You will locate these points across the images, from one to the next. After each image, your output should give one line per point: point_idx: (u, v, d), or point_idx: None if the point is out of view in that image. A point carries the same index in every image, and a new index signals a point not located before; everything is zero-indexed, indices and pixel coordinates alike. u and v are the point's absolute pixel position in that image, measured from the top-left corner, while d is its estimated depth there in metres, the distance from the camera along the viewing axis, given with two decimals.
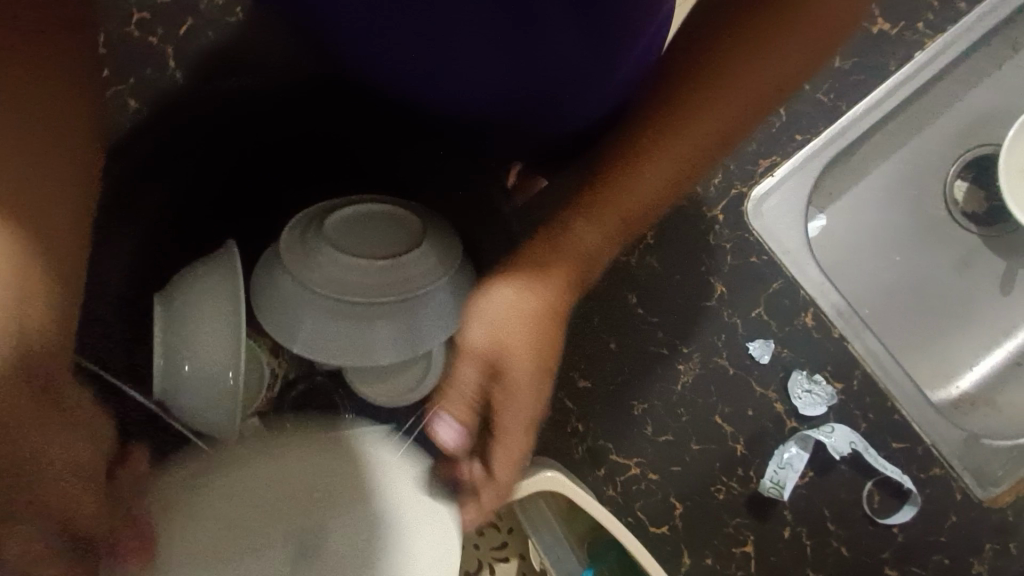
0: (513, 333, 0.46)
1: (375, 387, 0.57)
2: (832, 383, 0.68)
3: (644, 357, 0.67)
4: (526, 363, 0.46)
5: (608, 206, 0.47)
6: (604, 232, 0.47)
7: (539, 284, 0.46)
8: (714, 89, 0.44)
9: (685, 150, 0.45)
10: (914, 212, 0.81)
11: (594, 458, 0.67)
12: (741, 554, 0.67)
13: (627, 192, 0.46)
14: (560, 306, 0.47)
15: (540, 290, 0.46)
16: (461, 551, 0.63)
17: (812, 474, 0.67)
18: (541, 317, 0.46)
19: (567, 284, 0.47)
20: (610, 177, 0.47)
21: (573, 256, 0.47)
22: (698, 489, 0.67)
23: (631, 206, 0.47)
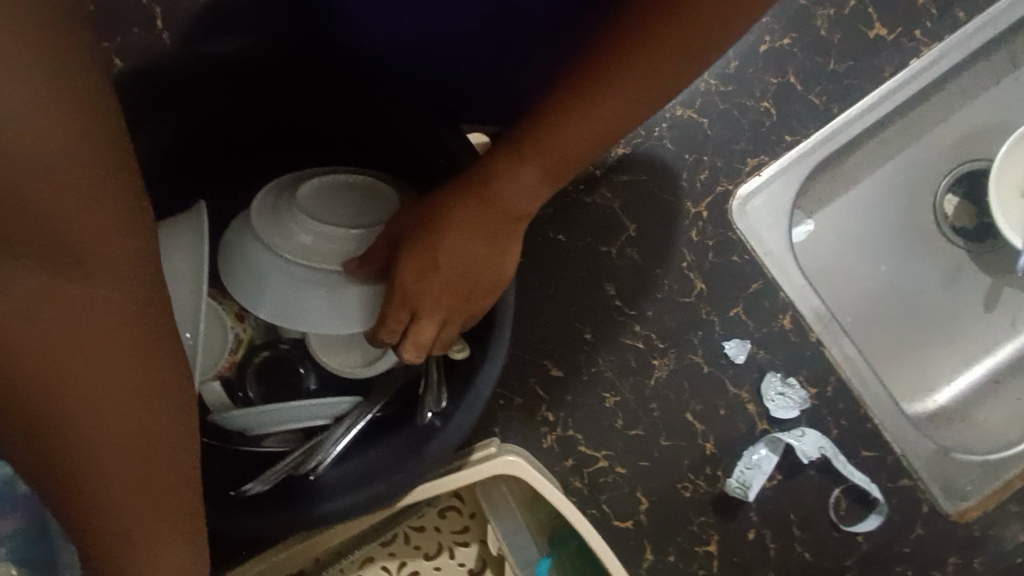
0: (434, 261, 0.44)
1: (341, 359, 0.58)
2: (806, 387, 0.67)
3: (619, 349, 0.67)
4: (445, 287, 0.44)
5: (525, 160, 0.41)
6: (525, 178, 0.41)
7: (458, 209, 0.43)
8: (670, 35, 0.35)
9: (627, 87, 0.37)
10: (903, 222, 0.81)
11: (563, 447, 0.66)
12: (704, 553, 0.66)
13: (557, 140, 0.39)
14: (487, 235, 0.44)
15: (455, 223, 0.43)
16: (422, 532, 0.63)
17: (780, 476, 0.66)
18: (458, 241, 0.43)
19: (485, 213, 0.43)
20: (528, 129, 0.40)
21: (491, 195, 0.42)
22: (665, 486, 0.66)
23: (561, 160, 0.40)
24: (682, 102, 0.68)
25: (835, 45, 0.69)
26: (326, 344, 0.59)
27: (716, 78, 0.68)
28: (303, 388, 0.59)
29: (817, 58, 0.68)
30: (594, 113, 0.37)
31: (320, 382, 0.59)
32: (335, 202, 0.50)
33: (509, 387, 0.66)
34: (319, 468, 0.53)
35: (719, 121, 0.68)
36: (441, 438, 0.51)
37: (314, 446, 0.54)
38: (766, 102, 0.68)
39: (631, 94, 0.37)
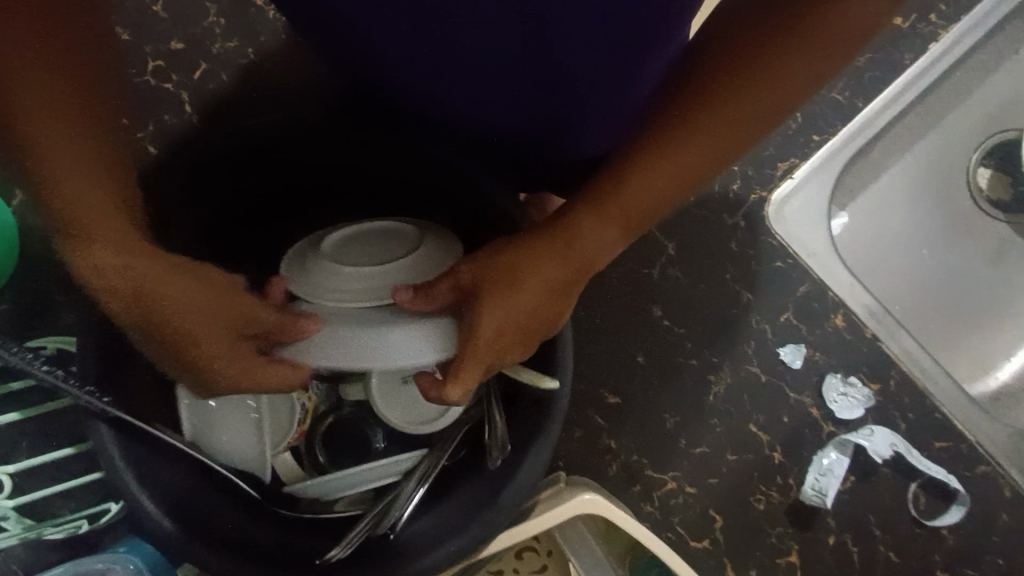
0: (504, 306, 0.40)
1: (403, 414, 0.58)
2: (868, 384, 0.66)
3: (673, 368, 0.67)
4: (505, 328, 0.40)
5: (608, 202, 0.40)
6: (605, 225, 0.40)
7: (531, 259, 0.41)
8: (766, 71, 0.35)
9: (725, 119, 0.36)
10: (940, 203, 0.80)
11: (630, 473, 0.66)
12: (786, 565, 0.65)
13: (644, 182, 0.39)
14: (557, 286, 0.41)
15: (528, 270, 0.41)
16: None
17: (854, 478, 0.65)
18: (524, 291, 0.41)
19: (558, 262, 0.41)
20: (614, 173, 0.40)
21: (571, 243, 0.41)
22: (738, 501, 0.66)
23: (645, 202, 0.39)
24: None
25: None
26: (386, 401, 0.58)
27: None
28: (371, 448, 0.60)
29: None
30: (688, 151, 0.37)
31: (388, 439, 0.60)
32: (364, 249, 0.48)
33: (568, 420, 0.66)
34: (397, 526, 0.53)
35: None
36: (516, 484, 0.51)
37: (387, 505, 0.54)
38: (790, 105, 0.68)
39: (720, 138, 0.37)
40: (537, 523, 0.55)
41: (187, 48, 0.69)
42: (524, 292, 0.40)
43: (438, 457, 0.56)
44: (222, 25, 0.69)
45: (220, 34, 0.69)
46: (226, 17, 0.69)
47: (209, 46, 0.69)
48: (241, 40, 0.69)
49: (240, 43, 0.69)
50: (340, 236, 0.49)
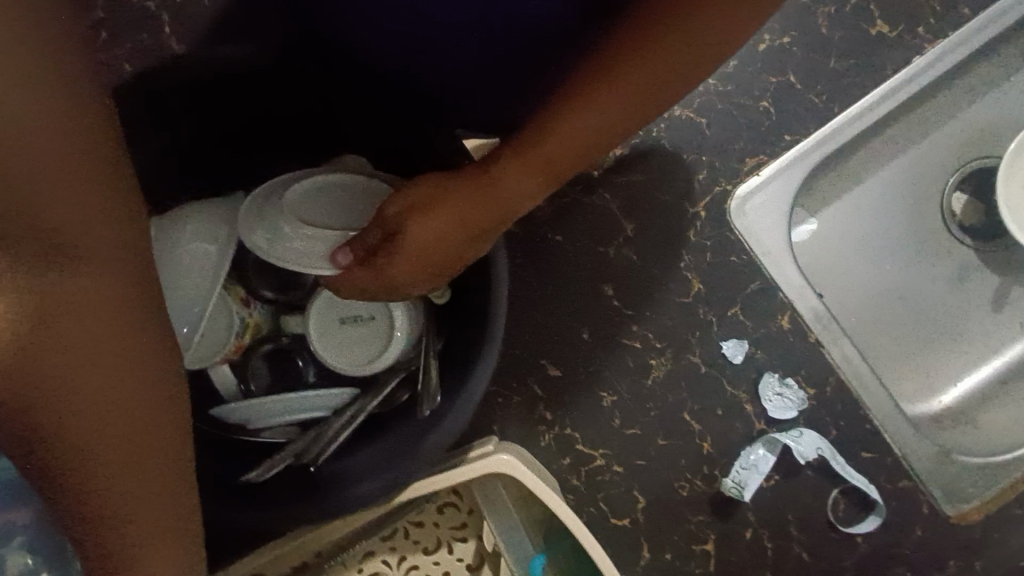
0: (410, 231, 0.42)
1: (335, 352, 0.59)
2: (804, 388, 0.67)
3: (617, 349, 0.67)
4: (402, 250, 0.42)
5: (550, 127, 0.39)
6: (549, 151, 0.40)
7: (450, 196, 0.42)
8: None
9: (632, 84, 0.37)
10: (910, 221, 0.80)
11: (560, 445, 0.67)
12: (701, 552, 0.67)
13: (566, 130, 0.39)
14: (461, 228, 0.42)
15: (441, 208, 0.42)
16: (422, 527, 0.64)
17: (778, 477, 0.66)
18: (433, 222, 0.42)
19: (502, 185, 0.41)
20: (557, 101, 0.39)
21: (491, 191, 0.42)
22: (662, 484, 0.67)
23: (586, 133, 0.39)
24: (680, 102, 0.68)
25: (835, 43, 0.68)
26: (324, 335, 0.59)
27: (715, 78, 0.68)
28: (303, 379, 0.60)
29: (816, 56, 0.68)
30: (595, 114, 0.38)
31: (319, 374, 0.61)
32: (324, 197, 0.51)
33: (506, 386, 0.67)
34: (317, 460, 0.55)
35: (717, 120, 0.68)
36: (433, 436, 0.52)
37: (313, 439, 0.56)
38: (765, 102, 0.68)
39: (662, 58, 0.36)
40: (454, 474, 0.57)
41: None
42: (434, 224, 0.42)
43: (368, 399, 0.58)
44: None
45: None
46: None
47: None
48: None
49: None
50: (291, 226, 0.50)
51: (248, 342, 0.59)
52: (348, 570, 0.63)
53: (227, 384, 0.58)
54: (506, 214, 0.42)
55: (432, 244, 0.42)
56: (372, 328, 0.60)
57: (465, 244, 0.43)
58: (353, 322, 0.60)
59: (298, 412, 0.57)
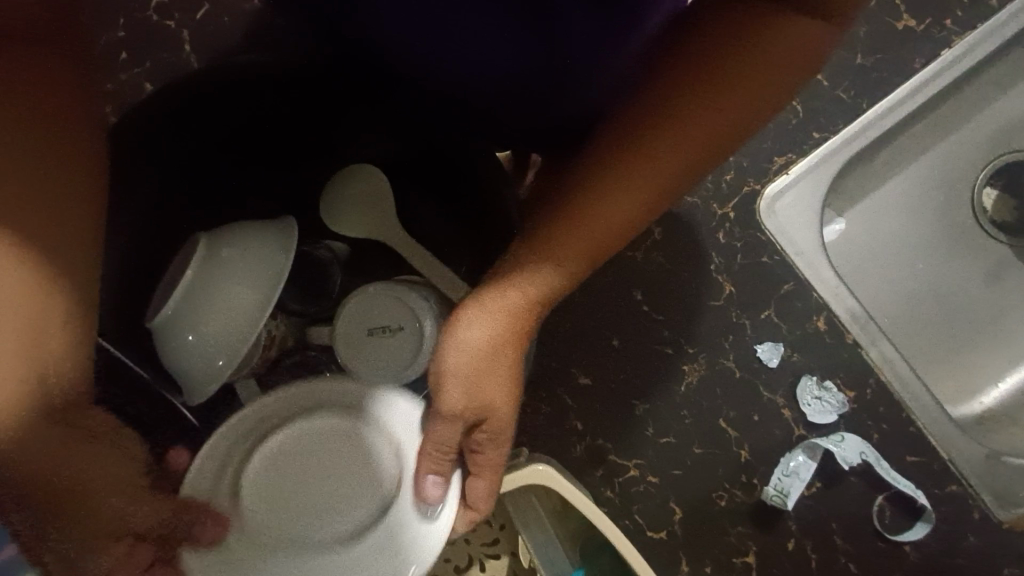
0: (484, 389, 0.45)
1: (362, 361, 0.56)
2: (843, 390, 0.65)
3: (648, 355, 0.66)
4: (481, 384, 0.45)
5: (595, 208, 0.42)
6: (598, 234, 0.43)
7: (498, 314, 0.44)
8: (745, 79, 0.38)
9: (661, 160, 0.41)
10: (941, 219, 0.78)
11: (592, 456, 0.65)
12: (742, 564, 0.64)
13: (600, 206, 0.42)
14: (517, 332, 0.45)
15: (501, 327, 0.44)
16: (453, 545, 0.62)
17: (820, 484, 0.64)
18: (490, 331, 0.44)
19: (542, 276, 0.43)
20: (599, 187, 0.42)
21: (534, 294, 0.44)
22: (699, 494, 0.64)
23: (633, 209, 0.42)
24: None
25: (861, 38, 0.67)
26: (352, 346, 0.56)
27: None
28: None
29: (842, 52, 0.67)
30: (614, 202, 0.42)
31: None
32: (320, 458, 0.52)
33: (535, 396, 0.66)
34: None
35: None
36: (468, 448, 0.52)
37: None
38: (791, 99, 0.67)
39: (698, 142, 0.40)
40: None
41: None
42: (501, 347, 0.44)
43: None
44: None
45: None
46: None
47: None
48: None
49: None
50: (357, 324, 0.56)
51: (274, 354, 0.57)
52: None
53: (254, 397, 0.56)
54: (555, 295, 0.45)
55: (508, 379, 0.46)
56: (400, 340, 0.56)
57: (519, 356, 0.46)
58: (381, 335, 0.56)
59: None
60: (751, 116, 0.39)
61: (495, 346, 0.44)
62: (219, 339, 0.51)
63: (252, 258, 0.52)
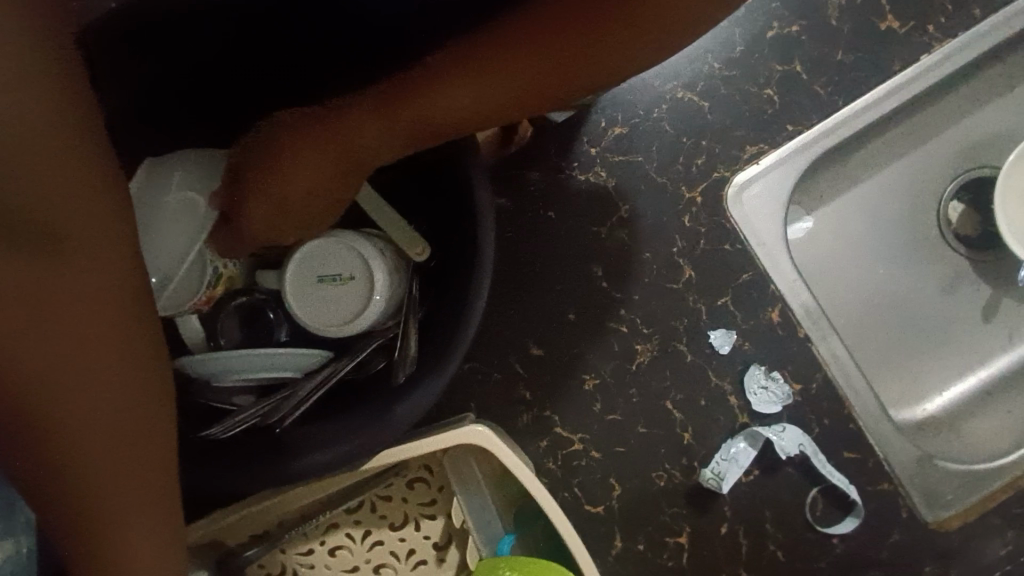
0: (267, 194, 0.42)
1: (310, 309, 0.57)
2: (790, 382, 0.66)
3: (602, 331, 0.66)
4: (262, 204, 0.43)
5: (442, 85, 0.39)
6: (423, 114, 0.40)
7: (311, 143, 0.41)
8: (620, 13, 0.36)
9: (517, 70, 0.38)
10: (906, 226, 0.79)
11: (537, 427, 0.65)
12: (674, 544, 0.65)
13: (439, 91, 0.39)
14: (321, 169, 0.41)
15: (305, 156, 0.41)
16: (389, 501, 0.62)
17: (757, 472, 0.65)
18: (297, 153, 0.41)
19: (370, 129, 0.41)
20: (456, 59, 0.39)
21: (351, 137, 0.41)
22: (639, 473, 0.65)
23: (473, 103, 0.39)
24: (683, 84, 0.66)
25: (843, 35, 0.67)
26: (298, 291, 0.57)
27: (719, 61, 0.66)
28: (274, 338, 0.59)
29: (824, 47, 0.67)
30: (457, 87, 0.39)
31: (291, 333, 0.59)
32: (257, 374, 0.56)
33: (486, 362, 0.66)
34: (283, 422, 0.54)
35: (720, 105, 0.66)
36: (406, 403, 0.52)
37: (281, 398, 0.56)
38: (769, 90, 0.66)
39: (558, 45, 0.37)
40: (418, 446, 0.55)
41: None
42: (293, 178, 0.41)
43: (338, 365, 0.57)
44: None
45: None
46: None
47: None
48: None
49: None
50: (307, 260, 0.57)
51: (219, 294, 0.56)
52: (311, 541, 0.61)
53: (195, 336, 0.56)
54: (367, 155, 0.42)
55: (295, 206, 0.42)
56: (347, 289, 0.57)
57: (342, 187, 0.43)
58: (328, 282, 0.57)
59: (269, 371, 0.56)
60: (602, 66, 0.37)
61: (309, 184, 0.42)
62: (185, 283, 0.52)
63: (196, 188, 0.50)
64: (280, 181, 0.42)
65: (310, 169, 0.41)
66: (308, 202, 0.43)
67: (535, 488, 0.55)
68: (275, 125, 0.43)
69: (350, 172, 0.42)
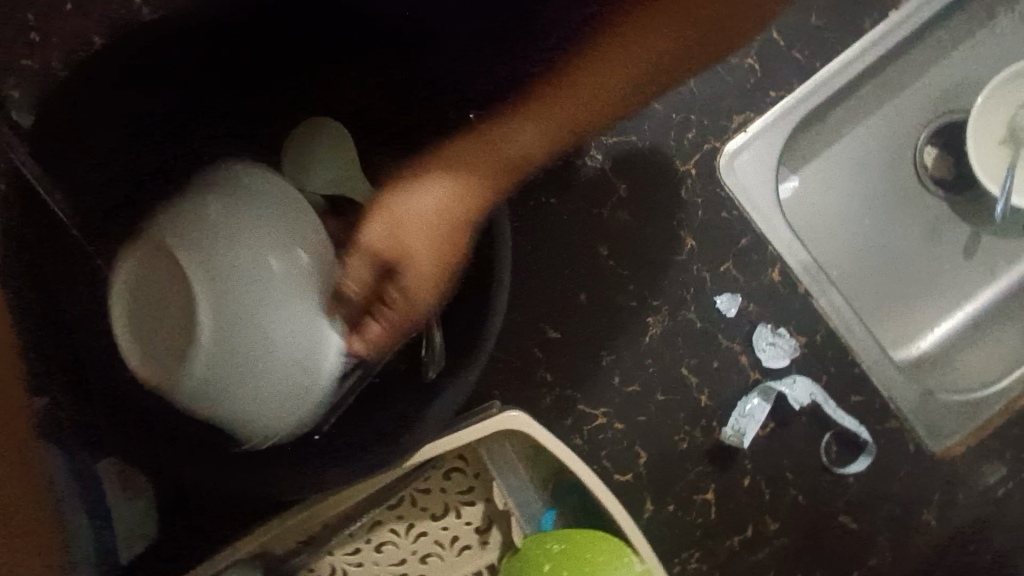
0: (411, 238, 0.47)
1: None
2: (795, 336, 0.69)
3: (613, 308, 0.68)
4: (417, 255, 0.46)
5: (552, 103, 0.48)
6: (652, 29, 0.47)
7: (429, 185, 0.48)
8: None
9: (631, 55, 0.47)
10: (887, 176, 0.82)
11: (561, 406, 0.68)
12: (702, 501, 0.68)
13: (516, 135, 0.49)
14: (469, 189, 0.49)
15: (455, 175, 0.49)
16: (429, 493, 0.64)
17: (773, 425, 0.69)
18: (437, 183, 0.48)
19: (523, 136, 0.49)
20: (576, 66, 0.49)
21: (499, 148, 0.50)
22: (662, 438, 0.68)
23: (622, 69, 0.47)
24: None
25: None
26: None
27: None
28: None
29: (798, 12, 0.69)
30: (592, 73, 0.48)
31: None
32: None
33: (506, 349, 0.68)
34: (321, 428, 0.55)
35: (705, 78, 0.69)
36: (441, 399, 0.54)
37: None
38: (750, 59, 0.69)
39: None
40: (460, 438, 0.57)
41: None
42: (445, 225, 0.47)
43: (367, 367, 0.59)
44: None
45: None
46: None
47: None
48: None
49: None
50: None
51: None
52: (357, 540, 0.64)
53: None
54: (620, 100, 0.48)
55: (429, 235, 0.47)
56: None
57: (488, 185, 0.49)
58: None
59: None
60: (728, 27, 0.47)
61: (437, 212, 0.47)
62: (310, 372, 0.47)
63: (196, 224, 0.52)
64: (416, 222, 0.47)
65: (441, 214, 0.48)
66: (448, 165, 0.49)
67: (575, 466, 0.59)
68: (393, 203, 0.48)
69: (481, 198, 0.49)
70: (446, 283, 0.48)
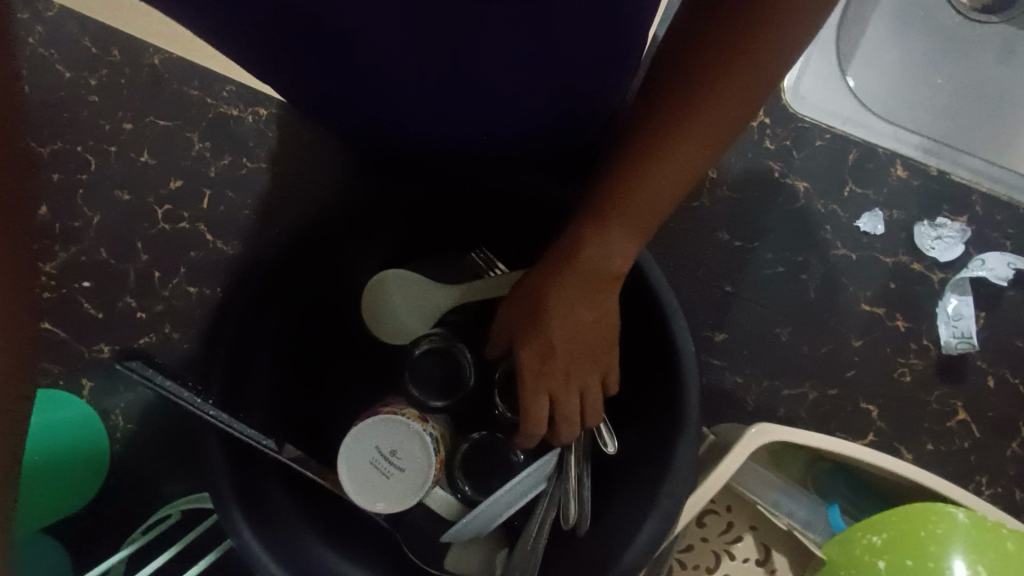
0: (548, 390, 0.54)
1: (411, 471, 0.56)
2: (956, 219, 0.65)
3: (761, 282, 0.66)
4: (559, 411, 0.55)
5: (637, 181, 0.46)
6: (730, 95, 0.41)
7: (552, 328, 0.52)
8: (713, 82, 0.41)
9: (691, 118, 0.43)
10: (933, 31, 0.83)
11: (768, 401, 0.64)
12: (959, 424, 0.62)
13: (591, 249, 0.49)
14: (584, 329, 0.52)
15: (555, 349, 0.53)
16: (694, 549, 0.59)
17: (985, 313, 0.64)
18: (537, 365, 0.54)
19: (601, 254, 0.49)
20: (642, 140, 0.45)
21: (564, 299, 0.51)
22: (883, 382, 0.63)
23: (722, 76, 0.40)
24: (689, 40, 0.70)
25: None
26: (418, 467, 0.56)
27: None
28: (513, 462, 0.63)
29: None
30: (628, 198, 0.47)
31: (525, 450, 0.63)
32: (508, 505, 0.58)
33: None
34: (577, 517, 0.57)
35: None
36: (683, 446, 0.51)
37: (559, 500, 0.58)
38: None
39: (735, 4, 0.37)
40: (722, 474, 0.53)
41: (186, 183, 0.69)
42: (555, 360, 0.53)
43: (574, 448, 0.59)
44: (209, 148, 0.70)
45: (211, 157, 0.69)
46: (211, 139, 0.70)
47: (207, 172, 0.69)
48: (233, 153, 0.69)
49: (233, 155, 0.69)
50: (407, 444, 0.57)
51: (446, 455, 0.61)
52: None
53: (447, 501, 0.59)
54: (708, 131, 0.43)
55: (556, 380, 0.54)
56: (357, 461, 0.56)
57: (593, 367, 0.55)
58: (394, 464, 0.56)
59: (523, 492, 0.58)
60: (754, 68, 0.40)
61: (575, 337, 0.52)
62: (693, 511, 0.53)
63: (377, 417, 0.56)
64: (558, 365, 0.54)
65: (571, 360, 0.54)
66: (590, 275, 0.50)
67: (852, 451, 0.55)
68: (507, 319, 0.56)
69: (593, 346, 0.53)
70: (582, 404, 0.56)
